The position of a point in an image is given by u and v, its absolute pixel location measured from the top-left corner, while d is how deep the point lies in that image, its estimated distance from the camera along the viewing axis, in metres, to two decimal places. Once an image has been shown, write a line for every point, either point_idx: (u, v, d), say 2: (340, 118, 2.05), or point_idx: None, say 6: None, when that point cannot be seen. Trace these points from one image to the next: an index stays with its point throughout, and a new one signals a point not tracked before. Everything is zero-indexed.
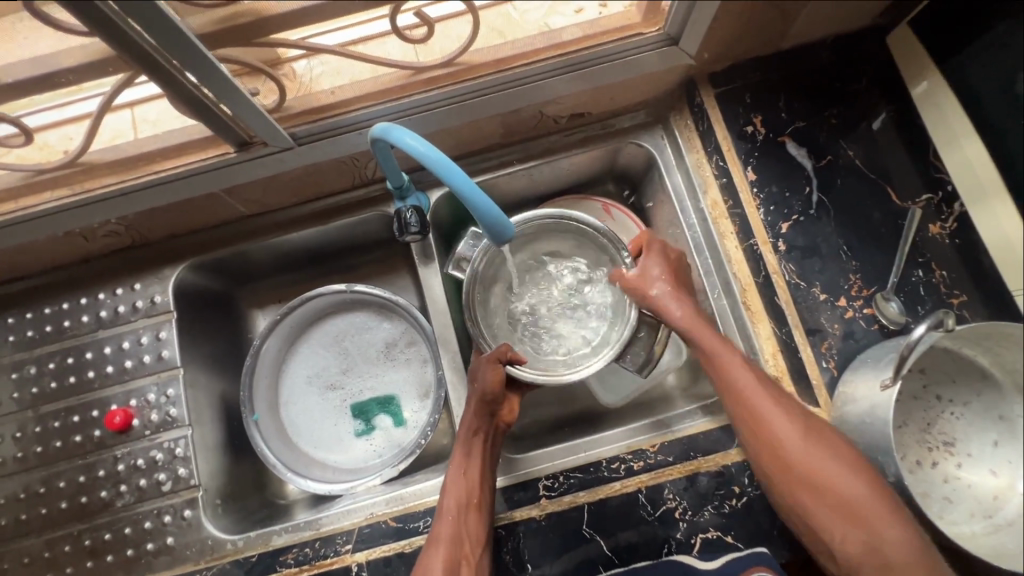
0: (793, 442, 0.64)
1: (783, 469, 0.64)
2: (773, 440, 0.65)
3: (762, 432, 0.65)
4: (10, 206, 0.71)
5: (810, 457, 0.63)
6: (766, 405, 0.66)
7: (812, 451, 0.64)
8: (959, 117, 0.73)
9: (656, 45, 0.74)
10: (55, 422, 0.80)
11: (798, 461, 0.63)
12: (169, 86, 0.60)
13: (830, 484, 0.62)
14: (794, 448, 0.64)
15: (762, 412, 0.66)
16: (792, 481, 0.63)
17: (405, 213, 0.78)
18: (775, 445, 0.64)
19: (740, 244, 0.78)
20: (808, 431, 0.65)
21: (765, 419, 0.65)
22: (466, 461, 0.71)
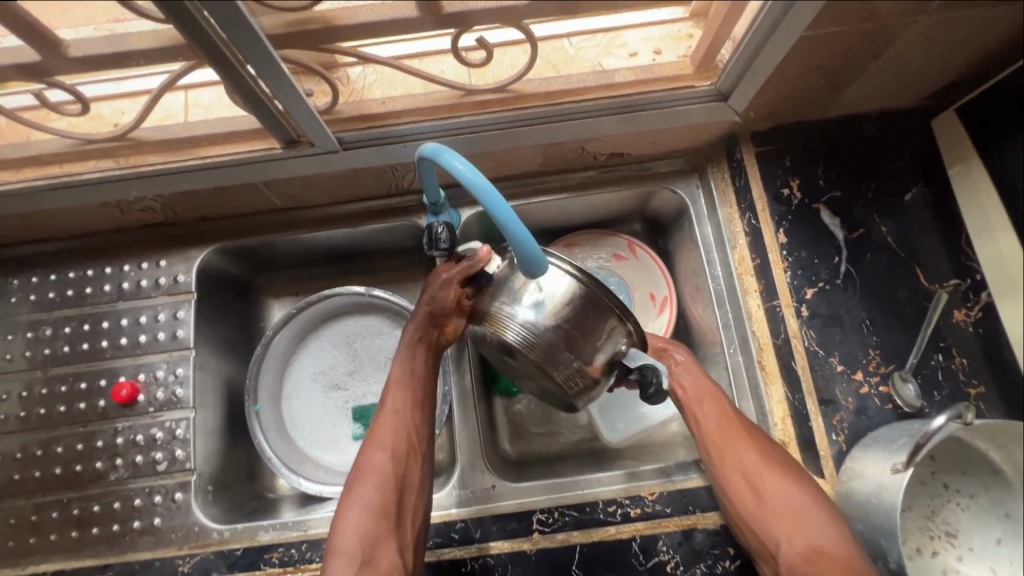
0: (771, 472, 0.65)
1: (756, 494, 0.64)
2: (746, 465, 0.66)
3: (733, 455, 0.67)
4: (53, 169, 0.72)
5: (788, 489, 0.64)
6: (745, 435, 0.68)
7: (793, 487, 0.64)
8: (995, 209, 0.70)
9: (705, 98, 0.75)
10: (61, 386, 0.80)
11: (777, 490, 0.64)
12: (230, 77, 0.61)
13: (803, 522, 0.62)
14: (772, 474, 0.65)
15: (741, 444, 0.68)
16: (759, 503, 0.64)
17: (435, 227, 0.74)
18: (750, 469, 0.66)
19: (762, 303, 0.79)
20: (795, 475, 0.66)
21: (745, 448, 0.67)
22: (399, 438, 0.69)
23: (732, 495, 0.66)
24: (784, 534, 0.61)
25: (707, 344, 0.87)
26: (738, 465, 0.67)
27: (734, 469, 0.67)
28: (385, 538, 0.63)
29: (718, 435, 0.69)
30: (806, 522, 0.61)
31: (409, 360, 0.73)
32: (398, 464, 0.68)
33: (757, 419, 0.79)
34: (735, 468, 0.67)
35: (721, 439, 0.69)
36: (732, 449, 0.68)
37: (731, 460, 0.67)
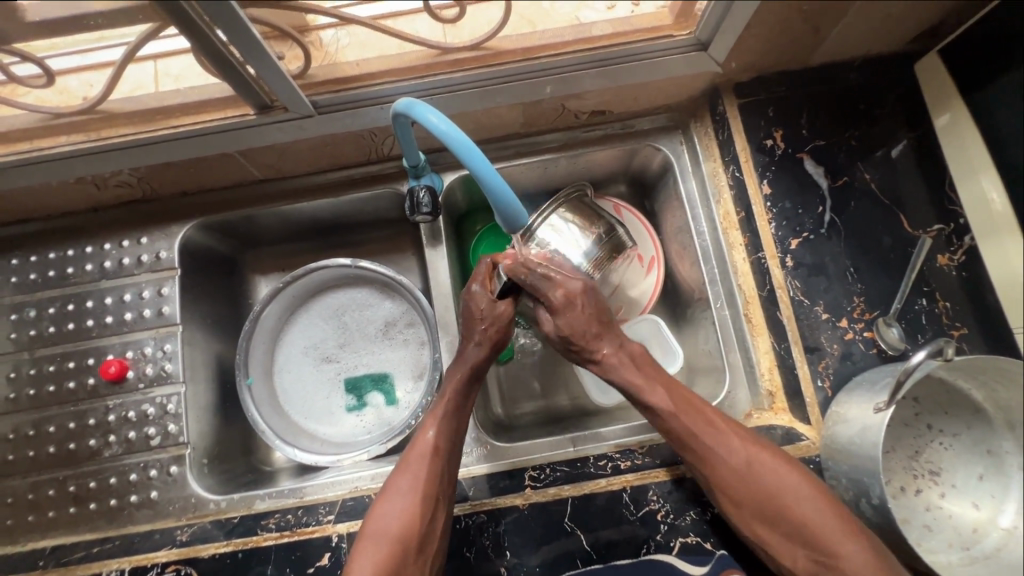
0: (802, 499, 0.62)
1: (783, 524, 0.62)
2: (770, 499, 0.63)
3: (756, 494, 0.63)
4: (22, 145, 0.71)
5: (826, 519, 0.61)
6: (768, 460, 0.65)
7: (833, 516, 0.61)
8: (979, 150, 0.72)
9: (685, 48, 0.74)
10: (50, 366, 0.80)
11: (806, 519, 0.61)
12: (196, 40, 0.59)
13: (830, 547, 0.59)
14: (793, 498, 0.62)
15: (763, 474, 0.64)
16: (781, 540, 0.62)
17: (417, 192, 0.78)
18: (772, 502, 0.62)
19: (748, 256, 0.80)
20: (826, 492, 0.63)
21: (769, 475, 0.64)
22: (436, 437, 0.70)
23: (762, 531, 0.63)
24: (795, 525, 0.61)
25: (695, 303, 0.87)
26: (759, 507, 0.63)
27: (746, 504, 0.63)
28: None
29: (727, 471, 0.64)
30: (825, 524, 0.60)
31: (459, 401, 0.72)
32: (431, 486, 0.67)
33: (745, 372, 0.79)
34: (759, 512, 0.63)
35: (738, 481, 0.64)
36: (757, 476, 0.64)
37: (747, 503, 0.63)
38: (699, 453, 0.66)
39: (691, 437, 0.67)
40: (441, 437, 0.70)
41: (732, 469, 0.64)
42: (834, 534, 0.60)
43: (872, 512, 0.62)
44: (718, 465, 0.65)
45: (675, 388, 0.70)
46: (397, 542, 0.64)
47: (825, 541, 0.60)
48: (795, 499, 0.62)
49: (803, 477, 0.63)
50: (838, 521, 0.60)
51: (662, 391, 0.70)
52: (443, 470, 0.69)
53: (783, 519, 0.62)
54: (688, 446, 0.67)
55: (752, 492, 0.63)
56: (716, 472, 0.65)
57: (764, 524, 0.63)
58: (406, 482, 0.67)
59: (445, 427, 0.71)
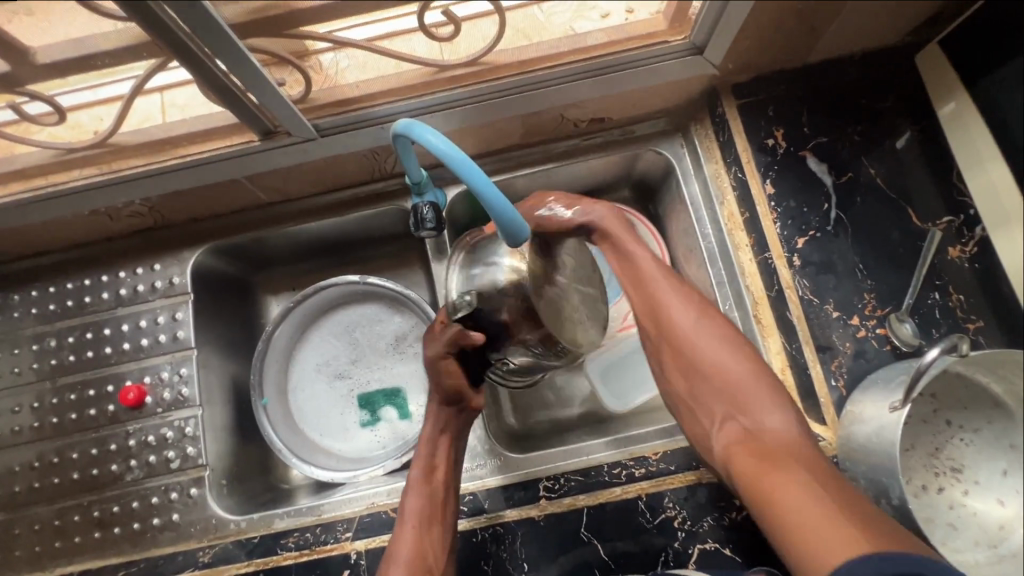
0: (753, 385, 0.66)
1: (716, 403, 0.67)
2: (708, 364, 0.68)
3: (688, 356, 0.70)
4: (38, 181, 0.73)
5: (749, 385, 0.66)
6: (713, 324, 0.70)
7: (756, 384, 0.66)
8: (986, 139, 0.70)
9: (679, 53, 0.74)
10: (71, 395, 0.82)
11: (730, 381, 0.67)
12: (199, 73, 0.61)
13: (756, 417, 0.64)
14: (728, 364, 0.67)
15: (701, 339, 0.70)
16: (708, 404, 0.67)
17: (421, 208, 0.78)
18: (700, 365, 0.69)
19: (754, 256, 0.79)
20: (763, 367, 0.67)
21: (706, 338, 0.70)
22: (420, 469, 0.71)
23: (687, 412, 0.70)
24: (733, 395, 0.66)
25: None
26: (694, 367, 0.69)
27: (677, 365, 0.71)
28: None
29: (677, 330, 0.71)
30: (761, 403, 0.64)
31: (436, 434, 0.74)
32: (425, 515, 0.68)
33: None
34: (692, 373, 0.69)
35: (688, 361, 0.70)
36: (695, 341, 0.70)
37: (687, 353, 0.70)
38: (660, 313, 0.72)
39: (653, 300, 0.73)
40: (424, 467, 0.71)
41: (683, 328, 0.70)
42: (763, 404, 0.64)
43: (894, 513, 0.61)
44: (670, 322, 0.71)
45: (639, 244, 0.75)
46: None
47: (749, 408, 0.65)
48: (729, 368, 0.67)
49: (733, 346, 0.69)
50: (757, 391, 0.65)
51: (648, 253, 0.75)
52: (436, 493, 0.70)
53: (715, 382, 0.67)
54: (652, 292, 0.73)
55: (688, 351, 0.70)
56: (665, 325, 0.71)
57: (697, 387, 0.68)
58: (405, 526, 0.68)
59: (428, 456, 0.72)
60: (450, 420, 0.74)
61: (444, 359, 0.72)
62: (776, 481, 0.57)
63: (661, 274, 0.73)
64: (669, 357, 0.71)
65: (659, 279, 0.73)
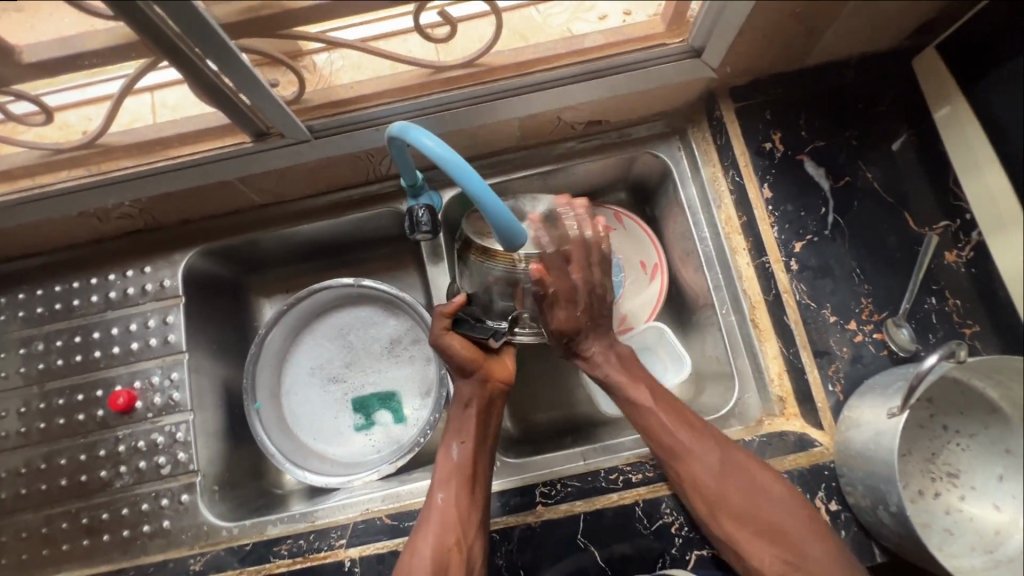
0: (790, 527, 0.63)
1: (760, 539, 0.64)
2: (738, 506, 0.65)
3: (719, 500, 0.65)
4: (25, 183, 0.71)
5: (795, 523, 0.63)
6: (739, 468, 0.67)
7: (801, 517, 0.63)
8: (982, 144, 0.70)
9: (678, 56, 0.73)
10: (59, 400, 0.81)
11: (768, 520, 0.64)
12: (189, 73, 0.59)
13: (798, 543, 0.62)
14: (762, 502, 0.64)
15: (731, 487, 0.66)
16: (753, 539, 0.64)
17: (416, 210, 0.77)
18: (732, 504, 0.65)
19: (752, 260, 0.79)
20: (794, 493, 0.65)
21: (738, 481, 0.66)
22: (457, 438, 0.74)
23: (736, 541, 0.65)
24: (779, 526, 0.63)
25: (701, 308, 0.86)
26: (723, 505, 0.65)
27: (715, 511, 0.66)
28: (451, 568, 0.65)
29: (704, 479, 0.66)
30: (801, 541, 0.62)
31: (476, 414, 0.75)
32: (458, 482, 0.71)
33: (754, 378, 0.79)
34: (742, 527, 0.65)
35: (716, 496, 0.66)
36: (724, 487, 0.66)
37: (711, 491, 0.66)
38: (671, 452, 0.69)
39: (665, 446, 0.69)
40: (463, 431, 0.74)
41: (710, 475, 0.67)
42: (805, 539, 0.62)
43: (890, 519, 0.61)
44: (693, 469, 0.67)
45: (643, 386, 0.73)
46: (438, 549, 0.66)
47: (790, 542, 0.62)
48: (771, 507, 0.64)
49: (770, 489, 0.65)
50: (797, 521, 0.63)
51: (645, 388, 0.73)
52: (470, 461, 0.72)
53: (754, 523, 0.64)
54: (659, 438, 0.70)
55: (726, 500, 0.65)
56: (687, 473, 0.67)
57: (735, 527, 0.65)
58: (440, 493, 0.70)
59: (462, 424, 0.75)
60: (474, 393, 0.75)
61: (444, 333, 0.74)
62: None
63: (670, 419, 0.70)
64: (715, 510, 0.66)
65: (679, 429, 0.70)
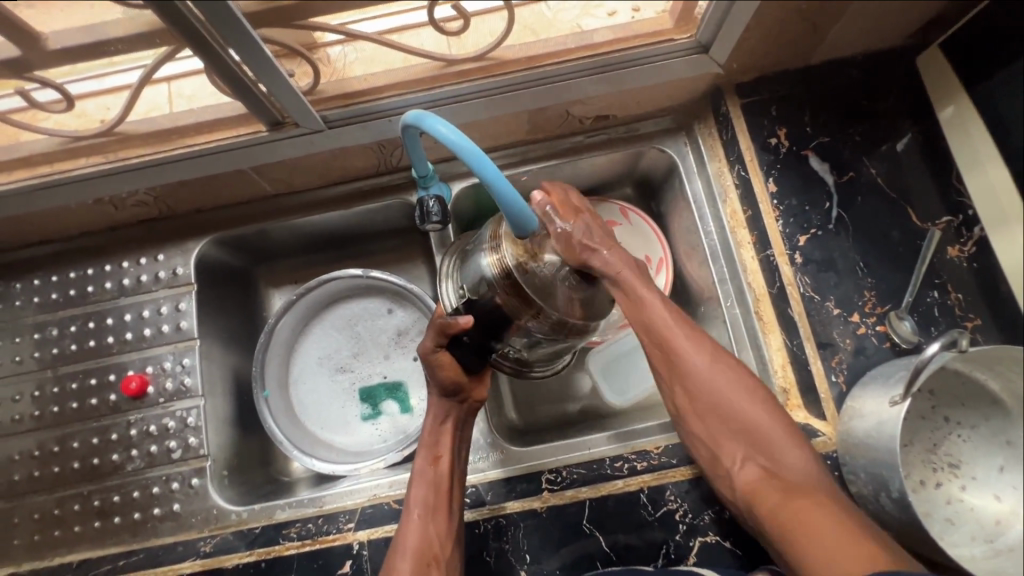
0: (778, 440, 0.63)
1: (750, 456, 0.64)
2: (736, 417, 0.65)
3: (713, 401, 0.66)
4: (45, 169, 0.73)
5: (783, 441, 0.63)
6: (744, 387, 0.66)
7: (790, 438, 0.63)
8: (985, 142, 0.71)
9: (685, 51, 0.75)
10: (72, 384, 0.82)
11: (757, 431, 0.64)
12: (212, 62, 0.61)
13: (767, 445, 0.63)
14: (756, 420, 0.64)
15: (731, 400, 0.65)
16: (738, 451, 0.64)
17: (427, 201, 0.78)
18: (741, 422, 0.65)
19: (756, 254, 0.80)
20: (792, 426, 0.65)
21: (741, 401, 0.65)
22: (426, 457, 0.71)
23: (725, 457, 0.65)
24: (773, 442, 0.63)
25: (705, 302, 0.87)
26: (718, 415, 0.65)
27: (708, 419, 0.66)
28: None
29: (700, 382, 0.66)
30: (785, 451, 0.63)
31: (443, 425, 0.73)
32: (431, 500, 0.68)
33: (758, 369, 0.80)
34: (716, 429, 0.66)
35: (706, 397, 0.66)
36: (725, 405, 0.65)
37: (707, 402, 0.66)
38: (677, 366, 0.67)
39: (674, 351, 0.67)
40: (432, 447, 0.72)
41: (707, 380, 0.66)
42: (785, 447, 0.63)
43: (893, 506, 0.62)
44: (692, 373, 0.66)
45: (650, 290, 0.68)
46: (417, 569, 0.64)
47: (774, 453, 0.63)
48: (763, 423, 0.64)
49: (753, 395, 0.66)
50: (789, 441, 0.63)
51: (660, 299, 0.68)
52: (444, 477, 0.70)
53: (734, 424, 0.65)
54: (669, 346, 0.67)
55: (729, 412, 0.65)
56: (688, 380, 0.66)
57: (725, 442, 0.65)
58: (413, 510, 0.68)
59: (432, 441, 0.72)
60: (452, 407, 0.73)
61: (438, 350, 0.70)
62: (806, 517, 0.57)
63: (675, 320, 0.67)
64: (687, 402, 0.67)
65: (682, 335, 0.67)
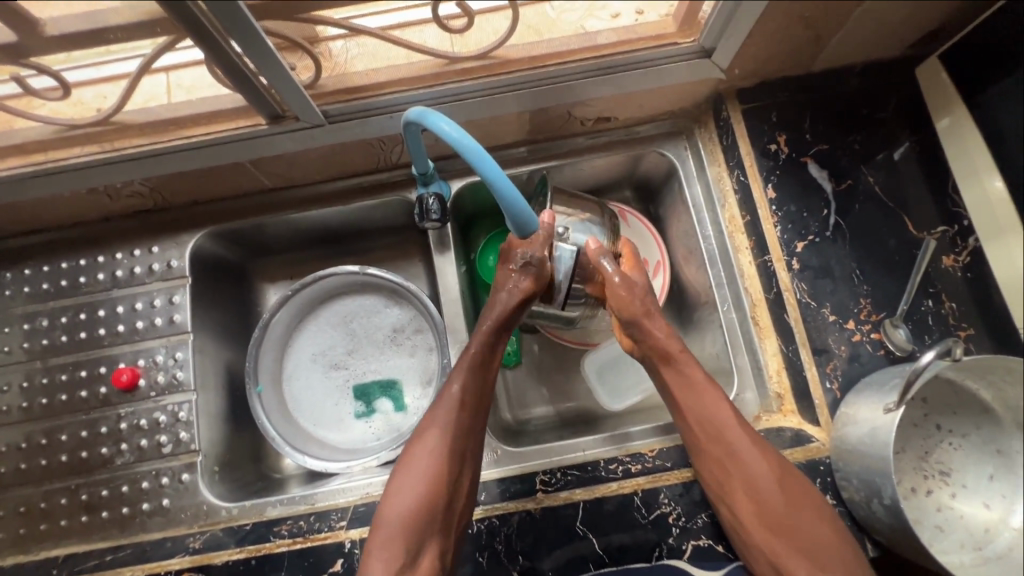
0: (815, 528, 0.62)
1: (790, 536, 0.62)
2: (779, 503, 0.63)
3: (762, 496, 0.64)
4: (38, 157, 0.72)
5: (820, 525, 0.62)
6: (790, 477, 0.65)
7: (824, 522, 0.63)
8: (983, 155, 0.72)
9: (688, 56, 0.75)
10: (62, 375, 0.81)
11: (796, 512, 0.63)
12: (213, 53, 0.60)
13: (798, 513, 0.63)
14: (796, 501, 0.64)
15: (778, 487, 0.64)
16: (774, 533, 0.63)
17: (427, 199, 0.78)
18: (785, 513, 0.63)
19: (753, 259, 0.81)
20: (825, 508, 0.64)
21: (786, 488, 0.64)
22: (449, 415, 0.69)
23: (761, 536, 0.63)
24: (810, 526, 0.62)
25: (702, 306, 0.88)
26: (764, 502, 0.64)
27: (756, 512, 0.64)
28: (420, 547, 0.64)
29: (755, 483, 0.65)
30: (824, 543, 0.61)
31: (477, 377, 0.72)
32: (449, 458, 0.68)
33: (752, 374, 0.80)
34: (759, 509, 0.64)
35: (756, 494, 0.64)
36: (773, 490, 0.64)
37: (756, 492, 0.64)
38: (729, 462, 0.66)
39: (726, 454, 0.66)
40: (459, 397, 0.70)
41: (761, 479, 0.65)
42: (824, 534, 0.62)
43: (884, 512, 0.63)
44: (748, 477, 0.65)
45: (703, 388, 0.70)
46: (414, 521, 0.65)
47: (813, 545, 0.61)
48: (805, 513, 0.63)
49: (759, 444, 0.67)
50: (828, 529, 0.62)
51: (712, 397, 0.69)
52: (466, 436, 0.70)
53: (776, 506, 0.63)
54: (721, 440, 0.67)
55: (778, 503, 0.64)
56: (741, 478, 0.65)
57: (764, 523, 0.63)
58: (424, 460, 0.68)
59: (469, 391, 0.71)
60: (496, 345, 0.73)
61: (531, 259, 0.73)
62: None
63: (730, 417, 0.68)
64: (714, 468, 0.67)
65: (736, 431, 0.67)
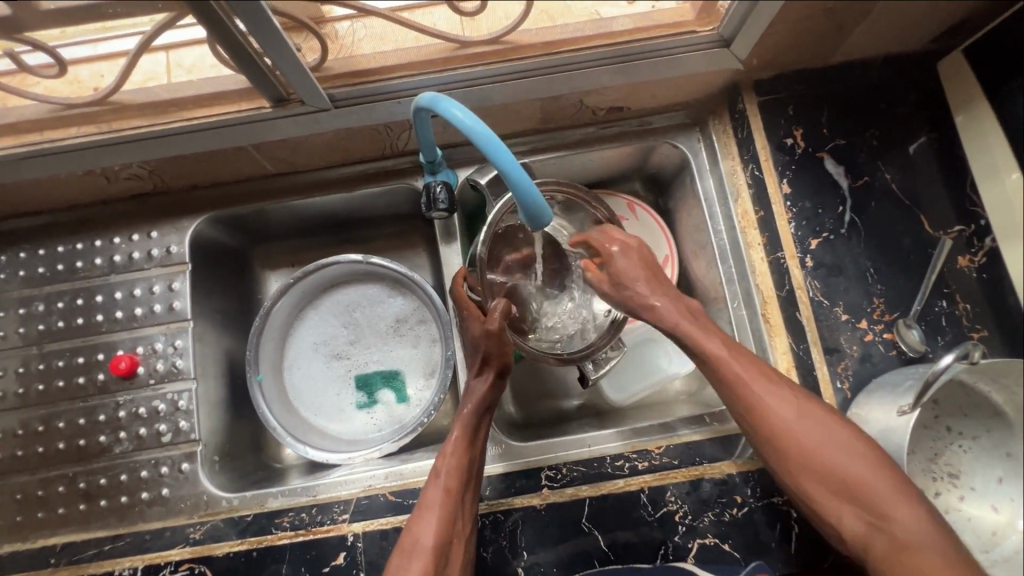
0: (878, 487, 0.58)
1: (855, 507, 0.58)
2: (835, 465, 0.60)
3: (812, 458, 0.61)
4: (32, 136, 0.69)
5: (879, 483, 0.58)
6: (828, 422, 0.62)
7: (885, 478, 0.58)
8: (1003, 152, 0.70)
9: (706, 45, 0.73)
10: (59, 362, 0.79)
11: (853, 474, 0.59)
12: (216, 32, 0.58)
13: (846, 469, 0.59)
14: (851, 459, 0.60)
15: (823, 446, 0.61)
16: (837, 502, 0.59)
17: (433, 187, 0.76)
18: (838, 475, 0.59)
19: (765, 256, 0.78)
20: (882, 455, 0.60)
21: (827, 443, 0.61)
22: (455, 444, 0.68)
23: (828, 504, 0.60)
24: (874, 491, 0.58)
25: (711, 302, 0.86)
26: (821, 467, 0.60)
27: (810, 475, 0.61)
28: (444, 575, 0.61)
29: (795, 445, 0.61)
30: (891, 497, 0.57)
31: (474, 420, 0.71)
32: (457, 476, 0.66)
33: None
34: (810, 473, 0.61)
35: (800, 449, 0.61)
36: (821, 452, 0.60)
37: (804, 461, 0.61)
38: (763, 424, 0.63)
39: (754, 410, 0.63)
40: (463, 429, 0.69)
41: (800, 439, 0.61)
42: (888, 494, 0.57)
43: None
44: (788, 436, 0.62)
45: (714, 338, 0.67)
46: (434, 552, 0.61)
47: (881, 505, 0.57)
48: (860, 468, 0.59)
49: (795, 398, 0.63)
50: (893, 485, 0.57)
51: (734, 358, 0.66)
52: (473, 459, 0.68)
53: (829, 474, 0.60)
54: (746, 399, 0.64)
55: (825, 461, 0.60)
56: (780, 437, 0.62)
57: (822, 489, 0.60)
58: (437, 488, 0.65)
59: (468, 424, 0.70)
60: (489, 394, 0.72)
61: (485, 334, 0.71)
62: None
63: (754, 373, 0.65)
64: (761, 440, 0.63)
65: (762, 386, 0.64)
